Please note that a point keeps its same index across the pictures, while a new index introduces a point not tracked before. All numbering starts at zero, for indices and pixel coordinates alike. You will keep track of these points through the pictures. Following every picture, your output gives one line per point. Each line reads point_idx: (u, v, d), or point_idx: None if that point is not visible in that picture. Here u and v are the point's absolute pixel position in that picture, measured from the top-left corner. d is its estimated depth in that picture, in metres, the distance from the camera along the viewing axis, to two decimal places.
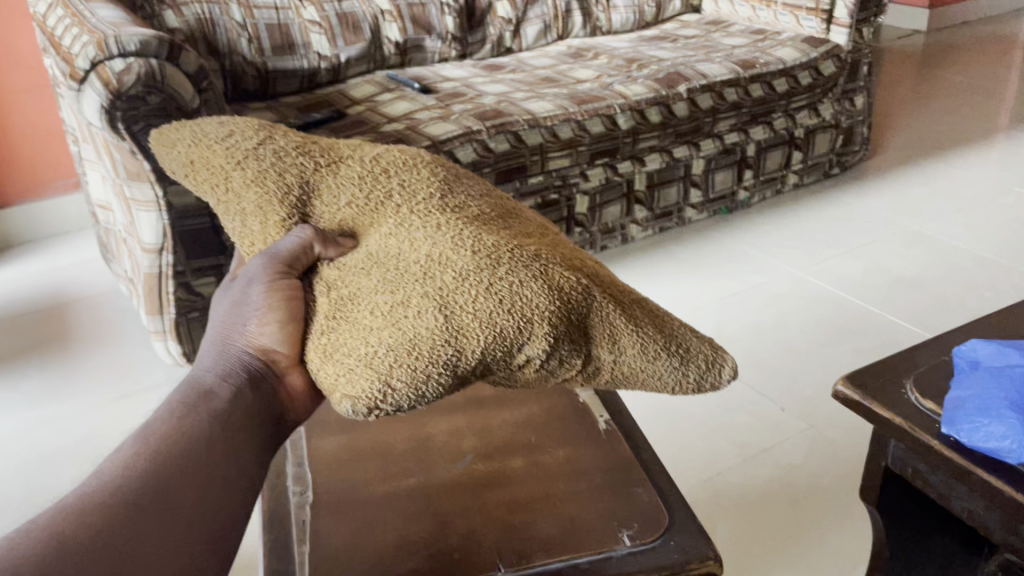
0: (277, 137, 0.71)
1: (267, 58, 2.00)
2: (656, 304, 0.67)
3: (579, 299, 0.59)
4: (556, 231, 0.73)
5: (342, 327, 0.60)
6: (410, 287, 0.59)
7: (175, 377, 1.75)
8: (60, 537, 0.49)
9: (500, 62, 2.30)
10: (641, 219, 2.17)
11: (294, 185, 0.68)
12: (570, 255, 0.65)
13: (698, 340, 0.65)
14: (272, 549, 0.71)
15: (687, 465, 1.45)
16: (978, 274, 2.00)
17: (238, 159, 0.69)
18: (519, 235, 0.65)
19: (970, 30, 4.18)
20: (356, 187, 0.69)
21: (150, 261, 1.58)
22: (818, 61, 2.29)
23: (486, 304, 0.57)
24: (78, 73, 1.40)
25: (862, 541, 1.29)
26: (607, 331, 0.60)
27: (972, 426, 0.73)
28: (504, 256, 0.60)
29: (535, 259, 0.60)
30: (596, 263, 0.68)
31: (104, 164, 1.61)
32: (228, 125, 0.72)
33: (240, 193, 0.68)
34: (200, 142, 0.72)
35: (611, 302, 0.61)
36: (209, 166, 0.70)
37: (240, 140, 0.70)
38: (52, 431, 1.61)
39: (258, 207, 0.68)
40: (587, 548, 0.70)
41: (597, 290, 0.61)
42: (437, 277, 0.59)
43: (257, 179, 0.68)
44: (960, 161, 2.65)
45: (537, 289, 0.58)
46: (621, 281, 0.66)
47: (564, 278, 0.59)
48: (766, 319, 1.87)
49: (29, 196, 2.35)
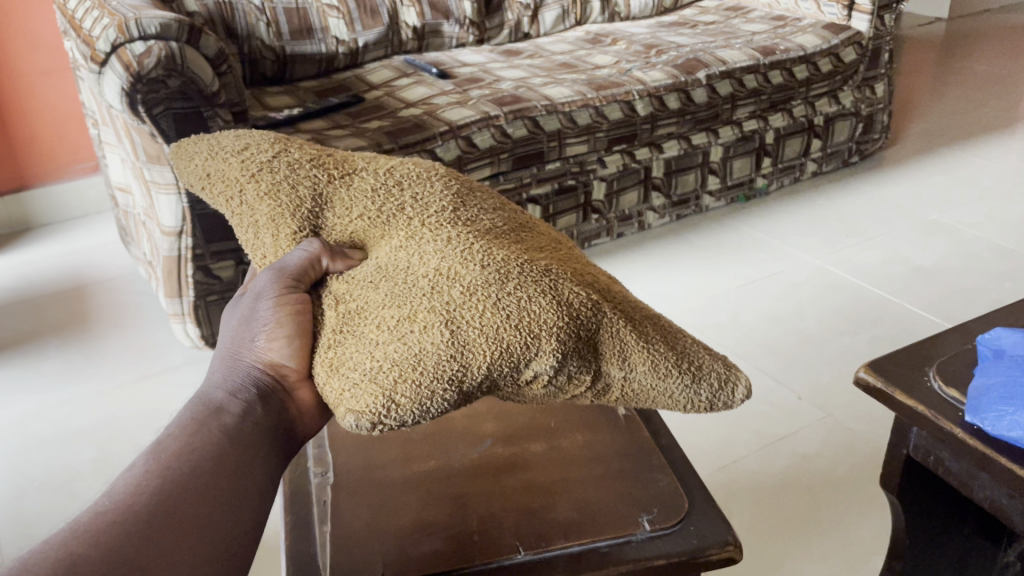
0: (292, 150, 0.71)
1: (285, 42, 2.00)
2: (669, 322, 0.64)
3: (588, 315, 0.58)
4: (570, 245, 0.72)
5: (348, 340, 0.59)
6: (417, 300, 0.58)
7: (194, 360, 1.77)
8: (76, 554, 0.48)
9: (518, 47, 2.29)
10: (658, 206, 2.16)
11: (307, 198, 0.68)
12: (582, 272, 0.64)
13: (711, 358, 0.62)
14: (294, 528, 0.72)
15: (704, 452, 1.45)
16: (1000, 264, 1.98)
17: (252, 172, 0.69)
18: (531, 249, 0.64)
19: (992, 17, 4.13)
20: (369, 198, 0.68)
21: (170, 244, 1.59)
22: (840, 48, 2.27)
23: (494, 319, 0.56)
24: (99, 56, 1.40)
25: (880, 533, 1.29)
26: (617, 347, 0.58)
27: (997, 414, 0.73)
28: (513, 270, 0.58)
29: (545, 274, 0.58)
30: (611, 282, 0.67)
31: (123, 147, 1.62)
32: (244, 140, 0.73)
33: (252, 208, 0.69)
34: (216, 154, 0.72)
35: (622, 318, 0.59)
36: (224, 179, 0.70)
37: (255, 153, 0.71)
38: (73, 411, 1.63)
39: (269, 222, 0.68)
40: (606, 532, 0.70)
41: (609, 307, 0.60)
42: (444, 291, 0.58)
43: (269, 194, 0.68)
44: (980, 150, 2.62)
45: (545, 304, 0.56)
46: (634, 299, 0.65)
47: (574, 293, 0.58)
48: (783, 307, 1.86)
49: (47, 179, 2.36)
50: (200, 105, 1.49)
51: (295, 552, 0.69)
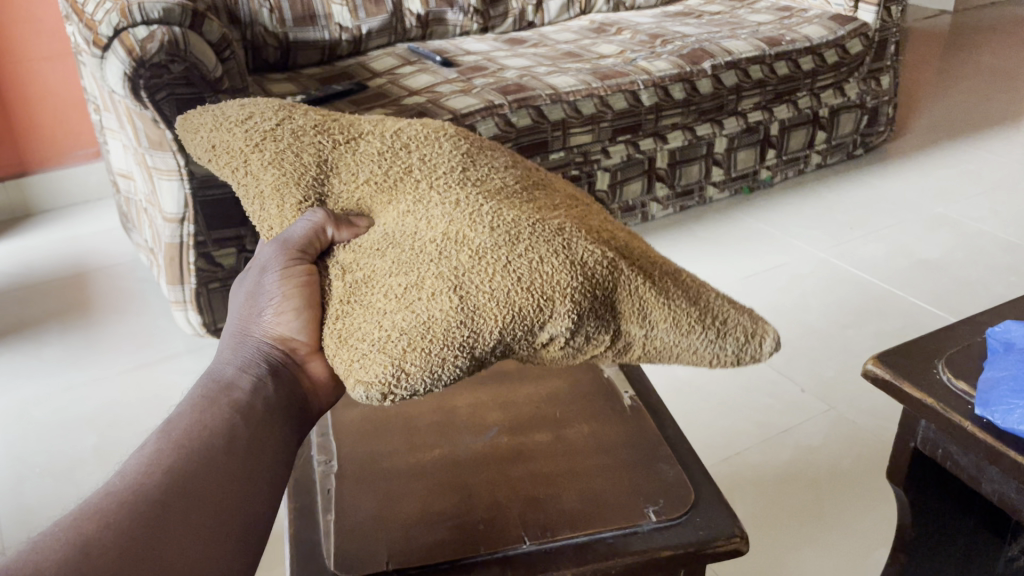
0: (297, 117, 0.70)
1: (289, 29, 1.99)
2: (691, 275, 0.62)
3: (603, 273, 0.56)
4: (585, 204, 0.70)
5: (356, 306, 0.58)
6: (425, 265, 0.57)
7: (196, 348, 1.76)
8: (89, 538, 0.47)
9: (522, 36, 2.28)
10: (662, 198, 2.15)
11: (312, 166, 0.67)
12: (598, 228, 0.62)
13: (734, 309, 0.60)
14: (299, 518, 0.71)
15: (707, 444, 1.45)
16: (1005, 258, 1.98)
17: (256, 142, 0.68)
18: (548, 204, 0.62)
19: (997, 11, 4.11)
20: (376, 165, 0.67)
21: (172, 231, 1.58)
22: (846, 40, 2.25)
23: (510, 287, 0.55)
24: (101, 40, 1.39)
25: (885, 526, 1.29)
26: (636, 305, 0.57)
27: (1007, 408, 0.72)
28: (529, 231, 0.57)
29: (557, 234, 0.57)
30: (633, 237, 0.65)
31: (126, 133, 1.61)
32: (244, 107, 0.72)
33: (252, 170, 0.68)
34: (221, 126, 0.71)
35: (640, 275, 0.58)
36: (229, 150, 0.69)
37: (259, 122, 0.69)
38: (75, 398, 1.62)
39: (270, 186, 0.67)
40: (612, 522, 0.69)
41: (627, 263, 0.58)
42: (452, 255, 0.57)
43: (270, 153, 0.67)
44: (986, 143, 2.61)
45: (557, 264, 0.55)
46: (655, 254, 0.63)
47: (588, 250, 0.57)
48: (787, 299, 1.85)
49: (49, 165, 2.35)
50: (203, 91, 1.48)
51: (300, 543, 0.68)
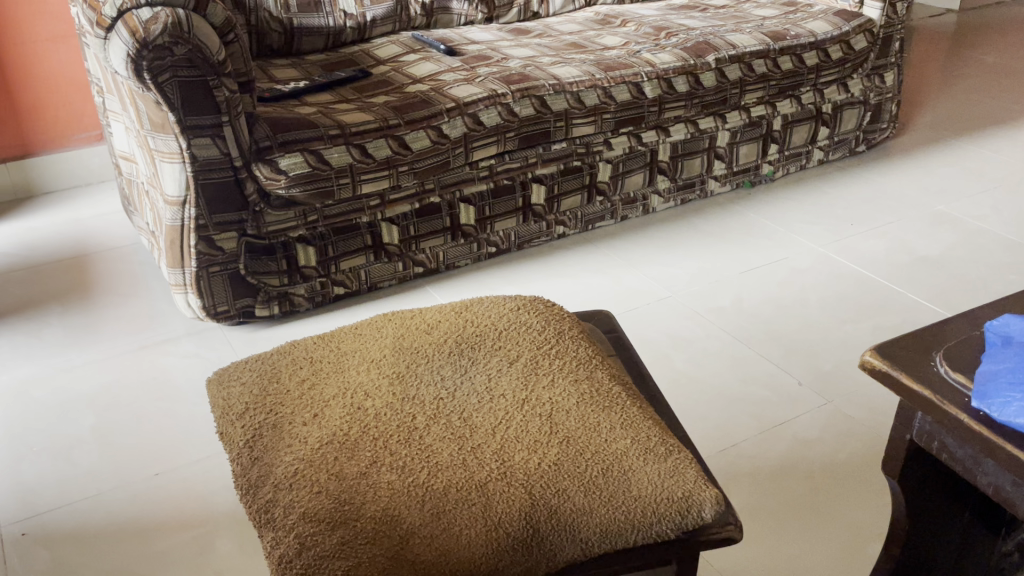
0: (296, 380, 0.85)
1: (293, 15, 2.01)
2: (635, 480, 0.74)
3: (521, 528, 0.70)
4: (548, 398, 0.81)
5: (278, 501, 0.72)
6: (347, 504, 0.71)
7: (196, 331, 1.76)
8: None
9: (527, 26, 2.27)
10: (663, 190, 2.16)
11: (310, 410, 0.80)
12: (538, 466, 0.74)
13: (659, 518, 0.71)
14: (319, 476, 0.73)
15: (703, 435, 1.45)
16: (1005, 256, 1.98)
17: (271, 408, 0.81)
18: (470, 457, 0.75)
19: (1003, 10, 4.10)
20: (351, 411, 0.79)
21: (173, 213, 1.58)
22: (850, 36, 2.24)
23: (423, 551, 0.68)
24: (106, 21, 1.40)
25: (880, 522, 1.29)
26: (559, 535, 0.70)
27: (1004, 400, 0.72)
28: (443, 512, 0.70)
29: (484, 506, 0.71)
30: (560, 440, 0.77)
31: (128, 114, 1.61)
32: (227, 394, 0.85)
33: (230, 443, 0.79)
34: (253, 389, 0.84)
35: (565, 521, 0.71)
36: (250, 413, 0.81)
37: (283, 392, 0.83)
38: (73, 378, 1.63)
39: (241, 444, 0.78)
40: (622, 500, 0.72)
41: (547, 516, 0.71)
42: (372, 504, 0.71)
43: (243, 427, 0.80)
44: (988, 142, 2.60)
45: (479, 526, 0.69)
46: (592, 471, 0.74)
47: (508, 515, 0.70)
48: (787, 293, 1.86)
49: (51, 146, 2.35)
50: (207, 74, 1.48)
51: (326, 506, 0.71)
